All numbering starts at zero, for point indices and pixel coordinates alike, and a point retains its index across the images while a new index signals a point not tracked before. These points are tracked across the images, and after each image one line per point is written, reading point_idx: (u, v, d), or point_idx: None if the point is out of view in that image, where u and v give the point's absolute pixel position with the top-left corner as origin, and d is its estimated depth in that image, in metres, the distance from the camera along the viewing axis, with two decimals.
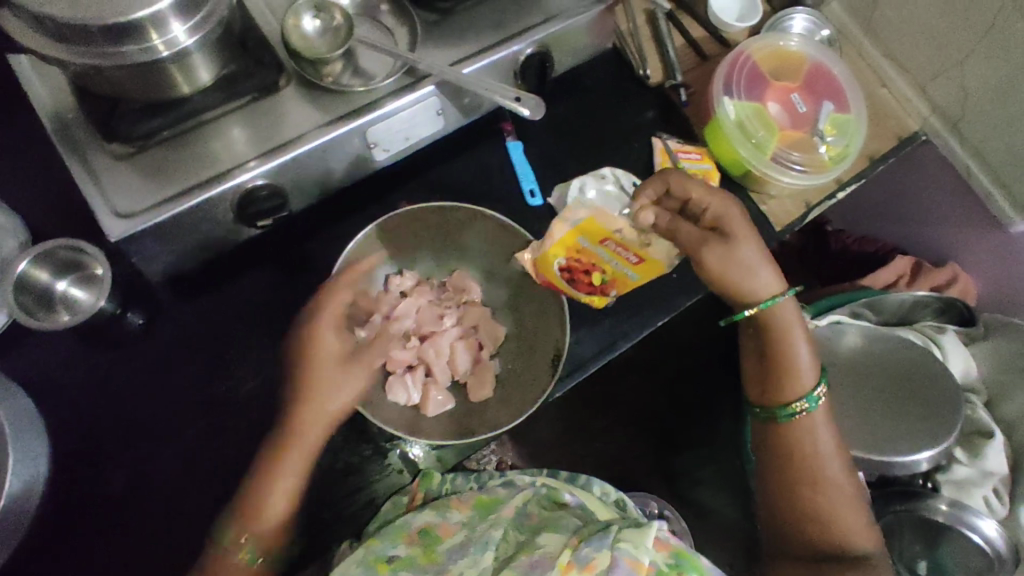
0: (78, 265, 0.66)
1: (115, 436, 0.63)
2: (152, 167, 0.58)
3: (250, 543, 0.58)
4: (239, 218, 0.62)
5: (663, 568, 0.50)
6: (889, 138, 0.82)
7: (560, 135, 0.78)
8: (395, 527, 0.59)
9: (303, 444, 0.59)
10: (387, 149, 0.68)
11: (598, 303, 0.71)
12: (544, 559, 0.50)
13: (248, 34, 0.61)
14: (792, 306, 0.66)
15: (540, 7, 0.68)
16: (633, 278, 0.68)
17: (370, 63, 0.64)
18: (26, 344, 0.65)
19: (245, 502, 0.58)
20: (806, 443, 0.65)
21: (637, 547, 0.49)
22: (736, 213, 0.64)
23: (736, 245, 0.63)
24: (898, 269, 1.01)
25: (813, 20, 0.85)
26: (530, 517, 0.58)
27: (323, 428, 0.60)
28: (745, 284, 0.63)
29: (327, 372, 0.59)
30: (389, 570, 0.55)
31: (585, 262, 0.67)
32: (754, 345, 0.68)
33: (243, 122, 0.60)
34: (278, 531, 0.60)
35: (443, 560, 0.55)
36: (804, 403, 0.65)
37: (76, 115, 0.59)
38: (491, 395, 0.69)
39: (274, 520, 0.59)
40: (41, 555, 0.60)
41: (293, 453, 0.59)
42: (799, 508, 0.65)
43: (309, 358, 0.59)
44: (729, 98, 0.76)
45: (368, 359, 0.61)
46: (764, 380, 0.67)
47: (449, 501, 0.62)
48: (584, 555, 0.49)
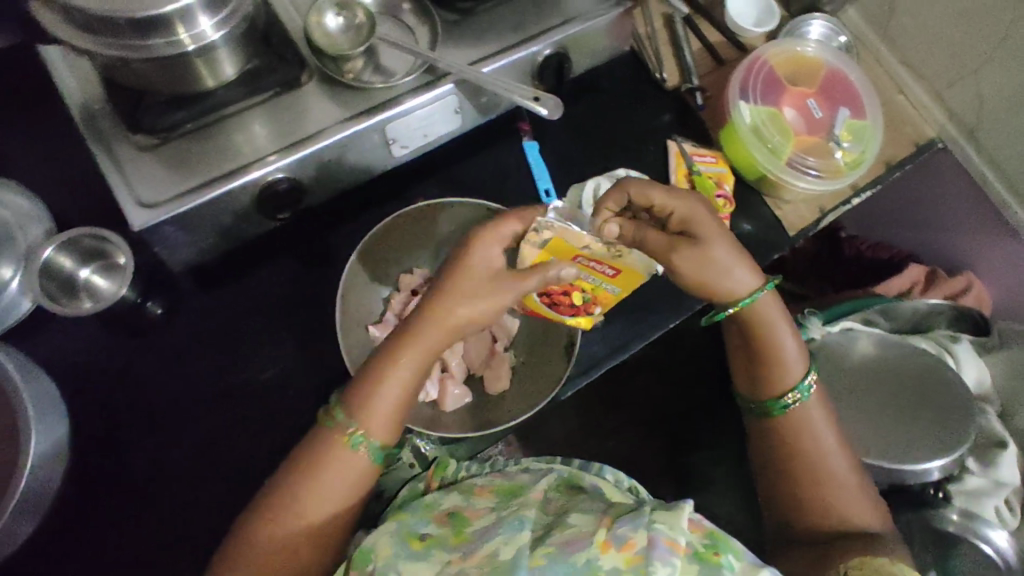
0: (102, 253, 0.68)
1: (133, 423, 0.64)
2: (175, 159, 0.59)
3: (360, 430, 0.57)
4: (259, 210, 0.63)
5: (699, 548, 0.50)
6: (905, 144, 0.82)
7: (575, 135, 0.78)
8: (423, 505, 0.61)
9: (427, 345, 0.58)
10: (406, 145, 0.69)
11: (586, 324, 0.68)
12: (579, 537, 0.51)
13: (271, 30, 0.62)
14: (771, 300, 0.65)
15: (559, 8, 0.69)
16: (617, 292, 0.65)
17: (391, 61, 0.65)
18: (48, 330, 0.66)
19: (363, 390, 0.58)
20: (810, 441, 0.65)
21: (672, 527, 0.50)
22: (704, 213, 0.61)
23: (709, 247, 0.61)
24: (912, 276, 1.00)
25: (830, 26, 0.85)
26: (553, 501, 0.59)
27: (447, 335, 0.58)
28: (720, 282, 0.62)
29: (476, 279, 0.57)
30: (422, 546, 0.55)
31: (562, 284, 0.64)
32: (739, 339, 0.68)
33: (264, 117, 0.61)
34: (390, 427, 0.59)
35: (475, 539, 0.54)
36: (796, 394, 0.66)
37: (103, 107, 0.60)
38: (508, 386, 0.70)
39: (383, 418, 0.58)
40: (59, 537, 0.61)
41: (416, 352, 0.58)
42: (811, 502, 0.65)
43: (464, 264, 0.57)
44: (745, 102, 0.76)
45: (521, 281, 0.58)
46: (754, 374, 0.67)
47: (474, 487, 0.63)
48: (621, 534, 0.50)
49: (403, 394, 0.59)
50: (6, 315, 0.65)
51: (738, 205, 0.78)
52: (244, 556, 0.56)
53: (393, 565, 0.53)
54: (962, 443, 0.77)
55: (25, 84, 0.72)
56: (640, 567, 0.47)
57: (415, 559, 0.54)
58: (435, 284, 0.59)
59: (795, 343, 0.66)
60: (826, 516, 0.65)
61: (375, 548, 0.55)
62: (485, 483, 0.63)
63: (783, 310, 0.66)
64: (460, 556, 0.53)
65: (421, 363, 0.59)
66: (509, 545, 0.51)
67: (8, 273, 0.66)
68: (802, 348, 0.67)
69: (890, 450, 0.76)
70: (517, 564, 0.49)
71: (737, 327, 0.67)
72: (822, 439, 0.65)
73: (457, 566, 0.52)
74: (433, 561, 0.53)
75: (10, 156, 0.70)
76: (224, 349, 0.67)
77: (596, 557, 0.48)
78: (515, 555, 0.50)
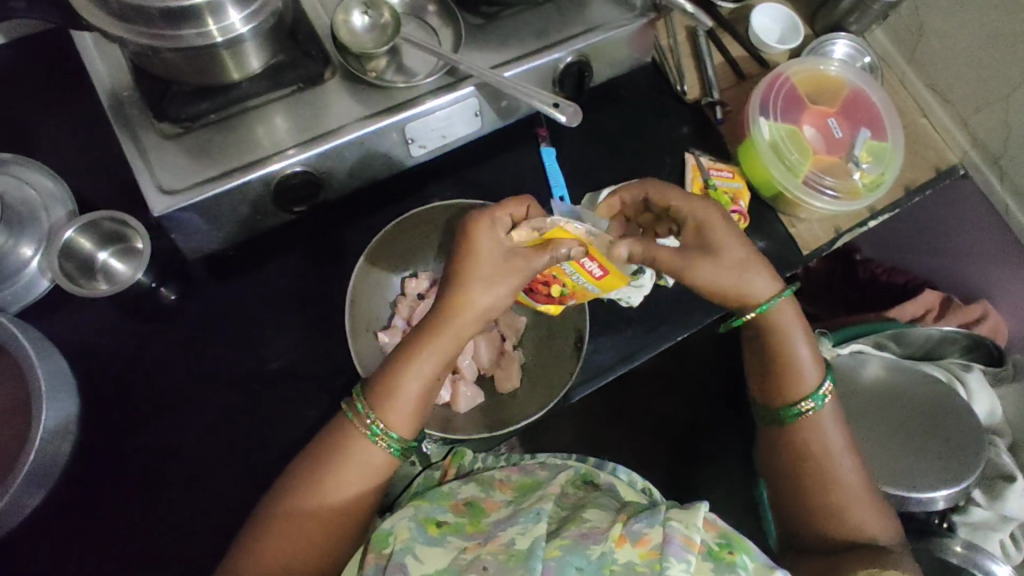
0: (121, 237, 0.69)
1: (142, 405, 0.65)
2: (197, 148, 0.60)
3: (379, 421, 0.58)
4: (275, 203, 0.64)
5: (713, 547, 0.54)
6: (926, 168, 0.81)
7: (593, 143, 0.78)
8: (441, 493, 0.64)
9: (445, 334, 0.59)
10: (424, 145, 0.69)
11: (554, 310, 0.71)
12: (596, 531, 0.55)
13: (298, 26, 0.63)
14: (791, 309, 0.66)
15: (583, 17, 0.69)
16: (594, 290, 0.67)
17: (414, 62, 0.66)
18: (65, 309, 0.67)
19: (381, 381, 0.59)
20: (815, 456, 0.64)
21: (686, 526, 0.54)
22: (717, 218, 0.63)
23: (718, 254, 0.62)
24: (926, 303, 0.99)
25: (854, 46, 0.85)
26: (569, 496, 0.63)
27: (465, 324, 0.59)
28: (734, 287, 0.63)
29: (486, 264, 0.58)
30: (439, 532, 0.58)
31: (546, 275, 0.66)
32: (753, 346, 0.68)
33: (286, 111, 0.62)
34: (411, 418, 0.59)
35: (492, 528, 0.58)
36: (810, 402, 0.65)
37: (131, 94, 0.61)
38: (520, 384, 0.70)
39: (403, 409, 0.59)
40: (65, 513, 0.62)
41: (435, 342, 0.59)
42: (820, 510, 0.64)
43: (471, 250, 0.59)
44: (765, 118, 0.76)
45: (528, 261, 0.59)
46: (766, 379, 0.67)
47: (494, 480, 0.66)
48: (636, 530, 0.54)
49: (424, 385, 0.59)
50: (27, 292, 0.66)
51: (753, 221, 0.77)
52: (258, 539, 0.57)
53: (411, 548, 0.55)
54: (970, 472, 0.76)
55: (57, 67, 0.74)
56: (654, 562, 0.51)
57: (433, 544, 0.56)
58: (448, 273, 0.60)
59: (811, 356, 0.66)
60: (835, 525, 0.63)
61: (394, 530, 0.57)
62: (505, 477, 0.67)
63: (800, 318, 0.66)
64: (477, 544, 0.56)
65: (440, 354, 0.59)
66: (526, 536, 0.55)
67: (29, 252, 0.67)
68: (816, 356, 0.67)
69: (899, 480, 0.75)
70: (532, 554, 0.53)
71: (753, 332, 0.67)
72: (833, 453, 0.65)
73: (474, 552, 0.55)
74: (449, 547, 0.57)
75: (38, 137, 0.71)
76: (235, 338, 0.68)
77: (611, 552, 0.52)
78: (531, 545, 0.54)
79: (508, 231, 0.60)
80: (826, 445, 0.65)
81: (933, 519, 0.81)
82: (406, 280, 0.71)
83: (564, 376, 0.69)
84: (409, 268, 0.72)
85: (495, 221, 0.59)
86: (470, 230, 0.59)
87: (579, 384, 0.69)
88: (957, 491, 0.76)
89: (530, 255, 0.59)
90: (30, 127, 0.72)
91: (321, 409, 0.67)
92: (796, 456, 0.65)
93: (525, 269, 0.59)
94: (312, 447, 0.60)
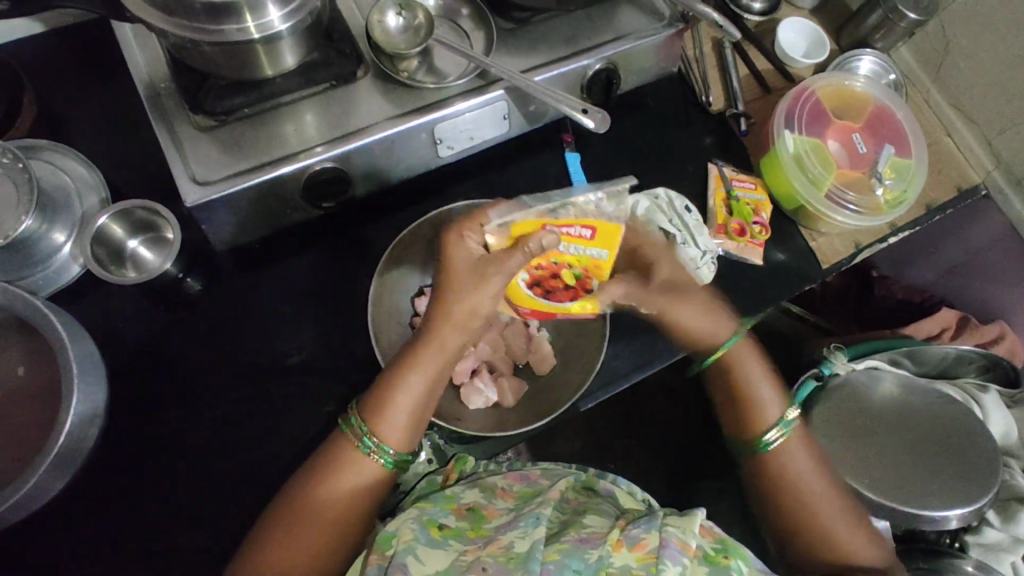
0: (152, 225, 0.70)
1: (167, 394, 0.66)
2: (231, 141, 0.61)
3: (372, 433, 0.60)
4: (303, 197, 0.65)
5: (709, 551, 0.56)
6: (948, 188, 0.82)
7: (616, 150, 0.79)
8: (445, 496, 0.63)
9: (432, 343, 0.61)
10: (452, 146, 0.70)
11: (593, 306, 0.67)
12: (594, 536, 0.56)
13: (333, 25, 0.64)
14: (747, 345, 0.71)
15: (612, 25, 0.70)
16: (604, 254, 0.64)
17: (445, 63, 0.67)
18: (92, 296, 0.68)
19: (375, 394, 0.60)
20: (804, 488, 0.66)
21: (684, 531, 0.55)
22: (689, 271, 0.71)
23: (695, 299, 0.69)
24: (943, 321, 0.97)
25: (880, 63, 0.85)
26: (569, 501, 0.63)
27: (448, 334, 0.61)
28: (708, 334, 0.69)
29: (464, 275, 0.60)
30: (441, 535, 0.58)
31: (546, 266, 0.66)
32: (717, 383, 0.72)
33: (317, 108, 0.63)
34: (404, 431, 0.60)
35: (493, 533, 0.58)
36: (778, 428, 0.68)
37: (168, 85, 0.62)
38: (555, 363, 0.70)
39: (395, 421, 0.60)
40: (86, 498, 0.62)
41: (423, 352, 0.61)
42: (805, 534, 0.66)
43: (448, 261, 0.61)
44: (789, 131, 0.76)
45: (501, 265, 0.59)
46: (737, 414, 0.70)
47: (496, 487, 0.65)
48: (634, 535, 0.56)
49: (415, 397, 0.60)
50: (58, 277, 0.67)
51: (773, 233, 0.78)
52: (262, 540, 0.57)
53: (412, 549, 0.55)
54: (984, 493, 0.76)
55: (94, 55, 0.75)
56: (650, 564, 0.53)
57: (434, 546, 0.56)
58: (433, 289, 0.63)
59: (771, 388, 0.70)
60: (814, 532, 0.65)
61: (397, 533, 0.57)
62: (507, 485, 0.66)
63: (756, 352, 0.72)
64: (477, 547, 0.57)
65: (434, 364, 0.61)
66: (525, 539, 0.55)
67: (61, 238, 0.67)
68: (778, 388, 0.70)
69: (907, 497, 0.75)
70: (531, 556, 0.53)
71: (714, 370, 0.71)
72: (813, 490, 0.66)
73: (474, 554, 0.56)
74: (451, 550, 0.57)
75: (74, 127, 0.72)
76: (258, 329, 0.69)
77: (608, 555, 0.54)
78: (531, 548, 0.54)
79: (478, 238, 0.61)
80: (815, 485, 0.67)
81: (944, 538, 0.82)
82: (416, 297, 0.70)
83: (579, 383, 0.68)
84: (421, 283, 0.71)
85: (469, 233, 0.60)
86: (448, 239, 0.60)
87: (585, 394, 0.68)
88: (971, 511, 0.75)
89: (502, 258, 0.59)
90: (65, 114, 0.73)
91: (332, 403, 0.67)
92: (788, 488, 0.67)
93: (500, 272, 0.59)
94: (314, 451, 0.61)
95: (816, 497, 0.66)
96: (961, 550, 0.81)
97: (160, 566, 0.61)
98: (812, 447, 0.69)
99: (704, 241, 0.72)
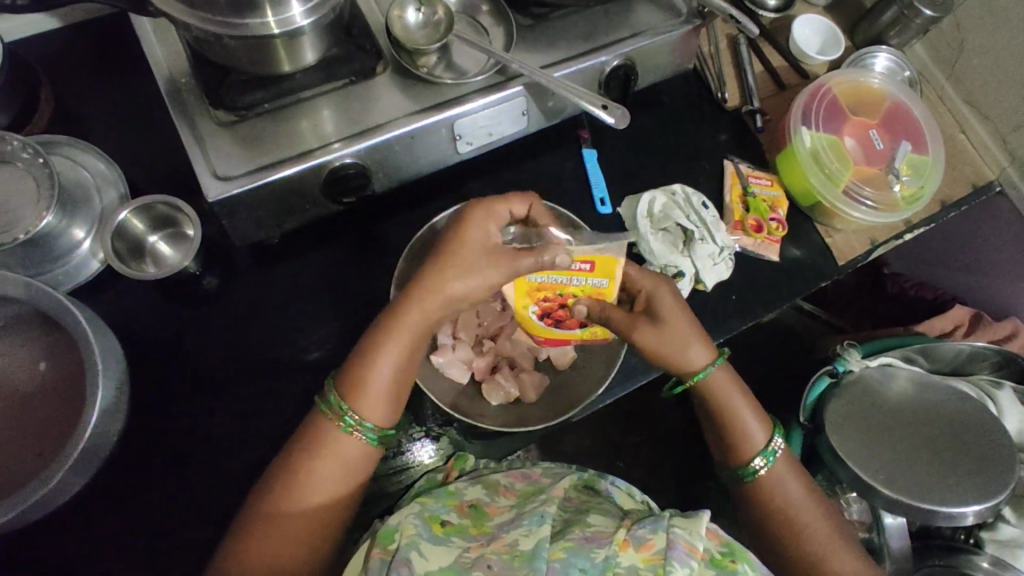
0: (171, 221, 0.70)
1: (186, 391, 0.65)
2: (250, 136, 0.61)
3: (352, 411, 0.59)
4: (323, 193, 0.65)
5: (715, 554, 0.55)
6: (962, 185, 0.82)
7: (632, 146, 0.79)
8: (448, 492, 0.63)
9: (413, 317, 0.60)
10: (471, 142, 0.70)
11: (602, 333, 0.69)
12: (600, 535, 0.56)
13: (354, 21, 0.64)
14: (724, 375, 0.68)
15: (630, 21, 0.70)
16: (604, 284, 0.68)
17: (464, 59, 0.67)
18: (111, 292, 0.68)
19: (352, 370, 0.60)
20: (785, 501, 0.66)
21: (691, 533, 0.55)
22: (666, 295, 0.66)
23: (668, 325, 0.65)
24: (956, 318, 0.96)
25: (895, 59, 0.85)
26: (572, 499, 0.63)
27: (432, 306, 0.60)
28: (677, 356, 0.65)
29: (472, 255, 0.60)
30: (443, 531, 0.58)
31: (553, 297, 0.69)
32: (701, 408, 0.70)
33: (337, 103, 0.63)
34: (385, 406, 0.60)
35: (495, 531, 0.57)
36: (761, 459, 0.66)
37: (188, 81, 0.62)
38: (575, 357, 0.70)
39: (376, 397, 0.59)
40: (105, 495, 0.62)
41: (403, 327, 0.60)
42: (793, 553, 0.65)
43: (461, 235, 0.60)
44: (806, 127, 0.76)
45: (509, 252, 0.61)
46: (721, 441, 0.69)
47: (499, 485, 0.65)
48: (640, 536, 0.55)
49: (394, 370, 0.60)
50: (78, 272, 0.67)
51: (790, 230, 0.78)
52: (262, 535, 0.56)
53: (416, 543, 0.54)
54: (1001, 490, 0.75)
55: (112, 51, 0.75)
56: (657, 566, 0.52)
57: (437, 542, 0.56)
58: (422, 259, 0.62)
59: (749, 409, 0.68)
60: (806, 544, 0.65)
61: (399, 527, 0.56)
62: (509, 483, 0.66)
63: (733, 379, 0.68)
64: (480, 544, 0.56)
65: (410, 336, 0.60)
66: (529, 537, 0.55)
67: (80, 234, 0.67)
68: (762, 418, 0.68)
69: (929, 495, 0.74)
70: (537, 554, 0.53)
71: (697, 399, 0.69)
72: (798, 507, 0.66)
73: (478, 551, 0.55)
74: (453, 546, 0.56)
75: (91, 122, 0.72)
76: (275, 326, 0.68)
77: (615, 555, 0.53)
78: (536, 546, 0.53)
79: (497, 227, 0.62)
80: (799, 505, 0.66)
81: (957, 534, 0.82)
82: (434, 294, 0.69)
83: (599, 379, 0.68)
84: None
85: (490, 214, 0.61)
86: (466, 216, 0.61)
87: (606, 391, 0.68)
88: (989, 507, 0.74)
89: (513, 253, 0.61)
90: (83, 110, 0.73)
91: None
92: (780, 499, 0.66)
93: (506, 260, 0.61)
94: (297, 433, 0.61)
95: (802, 515, 0.65)
96: (975, 546, 0.81)
97: (179, 562, 0.61)
98: (801, 473, 0.68)
99: (721, 237, 0.73)
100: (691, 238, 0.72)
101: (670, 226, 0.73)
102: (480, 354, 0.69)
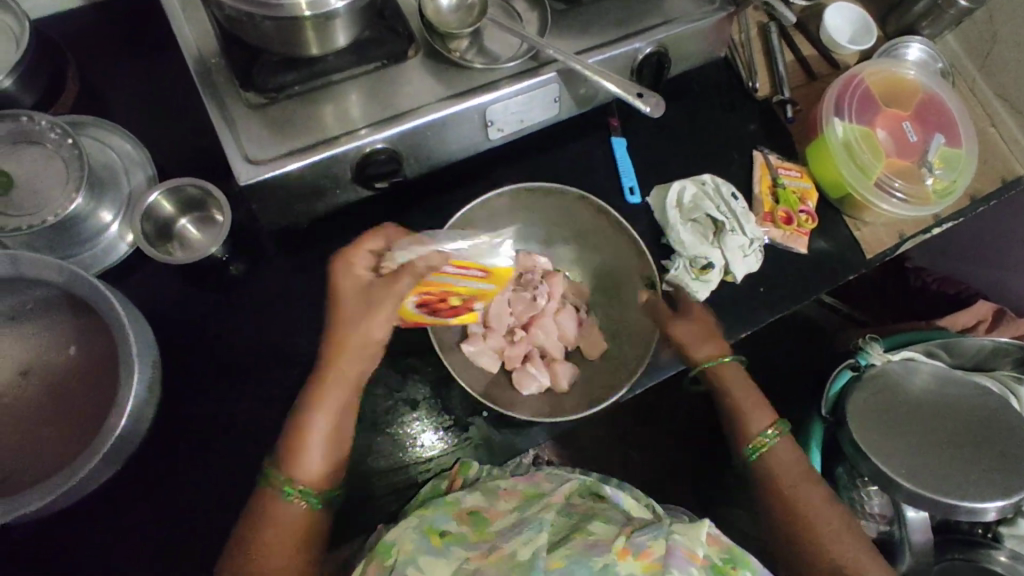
0: (199, 204, 0.69)
1: (213, 376, 0.65)
2: (280, 119, 0.60)
3: (289, 477, 0.59)
4: (354, 178, 0.64)
5: (716, 562, 0.53)
6: (992, 178, 0.81)
7: (662, 135, 0.78)
8: (446, 502, 0.60)
9: (336, 377, 0.61)
10: (501, 129, 0.69)
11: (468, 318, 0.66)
12: (601, 543, 0.53)
13: (386, 3, 0.63)
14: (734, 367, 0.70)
15: (665, 7, 0.69)
16: (491, 287, 0.63)
17: (497, 43, 0.65)
18: (138, 276, 0.67)
19: (284, 442, 0.60)
20: (802, 501, 0.65)
21: (690, 538, 0.53)
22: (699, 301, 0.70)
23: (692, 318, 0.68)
24: (978, 313, 0.96)
25: (928, 50, 0.84)
26: (575, 505, 0.61)
27: (349, 363, 0.61)
28: (690, 346, 0.67)
29: (349, 301, 0.60)
30: (442, 542, 0.55)
31: (437, 292, 0.59)
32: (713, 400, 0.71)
33: (368, 87, 0.62)
34: (321, 469, 0.60)
35: (497, 538, 0.55)
36: (763, 438, 0.68)
37: (218, 61, 0.61)
38: (608, 347, 0.71)
39: (311, 458, 0.59)
40: (135, 481, 0.62)
41: (328, 389, 0.61)
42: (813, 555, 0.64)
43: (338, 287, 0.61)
44: (839, 119, 0.75)
45: (388, 289, 0.58)
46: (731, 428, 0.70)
47: (498, 488, 0.62)
48: (639, 543, 0.52)
49: (327, 430, 0.60)
50: (106, 256, 0.66)
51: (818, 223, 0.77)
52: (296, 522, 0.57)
53: (414, 559, 0.53)
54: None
55: (137, 30, 0.74)
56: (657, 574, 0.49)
57: (437, 554, 0.53)
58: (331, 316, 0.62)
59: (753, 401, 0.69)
60: (821, 543, 0.64)
61: (396, 542, 0.56)
62: (510, 486, 0.63)
63: (744, 374, 0.70)
64: (480, 553, 0.53)
65: (338, 397, 0.61)
66: (528, 546, 0.52)
67: (107, 217, 0.66)
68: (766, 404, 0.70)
69: (952, 489, 0.73)
70: (534, 564, 0.50)
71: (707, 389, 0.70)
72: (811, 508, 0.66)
73: (478, 562, 0.52)
74: (454, 558, 0.53)
75: (118, 103, 0.71)
76: (303, 312, 0.68)
77: (614, 564, 0.50)
78: (533, 556, 0.51)
79: (365, 263, 0.61)
80: (813, 503, 0.65)
81: (976, 528, 0.83)
82: None
83: (634, 366, 0.66)
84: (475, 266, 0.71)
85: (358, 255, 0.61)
86: (334, 274, 0.61)
87: (638, 381, 0.66)
88: (1010, 503, 0.74)
89: (387, 284, 0.58)
90: (107, 89, 0.71)
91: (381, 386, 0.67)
92: (796, 500, 0.66)
93: (387, 297, 0.58)
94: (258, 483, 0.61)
95: (817, 511, 0.65)
96: (994, 541, 0.81)
97: (206, 549, 0.61)
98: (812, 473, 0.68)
99: (751, 229, 0.72)
100: (723, 230, 0.72)
101: (701, 217, 0.73)
102: (512, 343, 0.69)
